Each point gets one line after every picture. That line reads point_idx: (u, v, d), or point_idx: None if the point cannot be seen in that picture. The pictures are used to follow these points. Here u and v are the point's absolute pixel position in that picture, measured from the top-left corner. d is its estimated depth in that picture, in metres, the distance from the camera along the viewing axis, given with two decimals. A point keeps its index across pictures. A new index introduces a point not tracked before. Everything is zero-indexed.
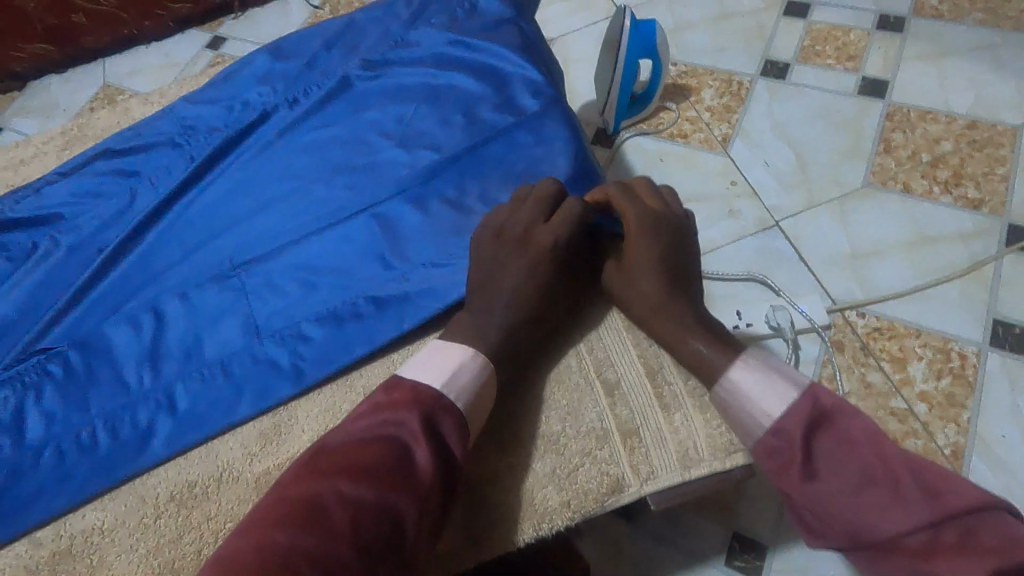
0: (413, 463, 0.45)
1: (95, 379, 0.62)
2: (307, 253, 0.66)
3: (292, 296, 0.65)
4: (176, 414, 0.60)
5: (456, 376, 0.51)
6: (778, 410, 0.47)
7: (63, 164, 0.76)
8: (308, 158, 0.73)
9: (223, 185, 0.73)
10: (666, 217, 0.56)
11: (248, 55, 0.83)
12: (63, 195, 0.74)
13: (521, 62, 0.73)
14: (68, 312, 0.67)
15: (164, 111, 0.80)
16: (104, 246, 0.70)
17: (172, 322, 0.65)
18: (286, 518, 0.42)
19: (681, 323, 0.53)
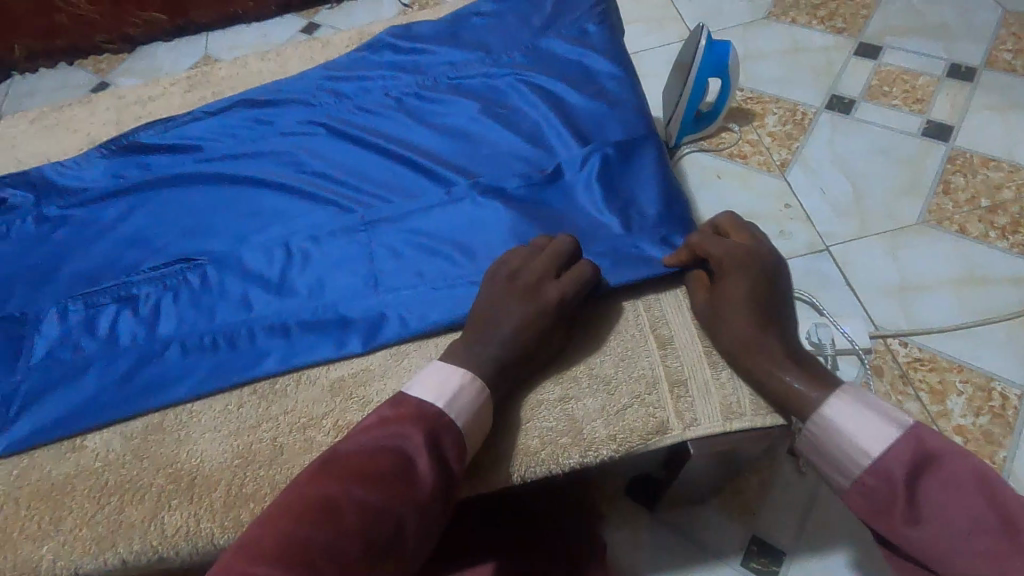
0: (417, 473, 0.47)
1: (224, 294, 0.69)
2: (436, 224, 0.70)
3: (405, 260, 0.69)
4: (288, 338, 0.66)
5: (457, 398, 0.53)
6: (877, 449, 0.46)
7: (211, 105, 0.85)
8: (416, 128, 0.78)
9: (355, 144, 0.78)
10: (764, 256, 0.58)
11: (381, 38, 0.88)
12: (206, 130, 0.83)
13: (607, 61, 0.80)
14: (195, 231, 0.74)
15: (305, 74, 0.87)
16: (238, 177, 0.77)
17: (307, 270, 0.70)
18: (302, 512, 0.43)
19: (777, 353, 0.54)
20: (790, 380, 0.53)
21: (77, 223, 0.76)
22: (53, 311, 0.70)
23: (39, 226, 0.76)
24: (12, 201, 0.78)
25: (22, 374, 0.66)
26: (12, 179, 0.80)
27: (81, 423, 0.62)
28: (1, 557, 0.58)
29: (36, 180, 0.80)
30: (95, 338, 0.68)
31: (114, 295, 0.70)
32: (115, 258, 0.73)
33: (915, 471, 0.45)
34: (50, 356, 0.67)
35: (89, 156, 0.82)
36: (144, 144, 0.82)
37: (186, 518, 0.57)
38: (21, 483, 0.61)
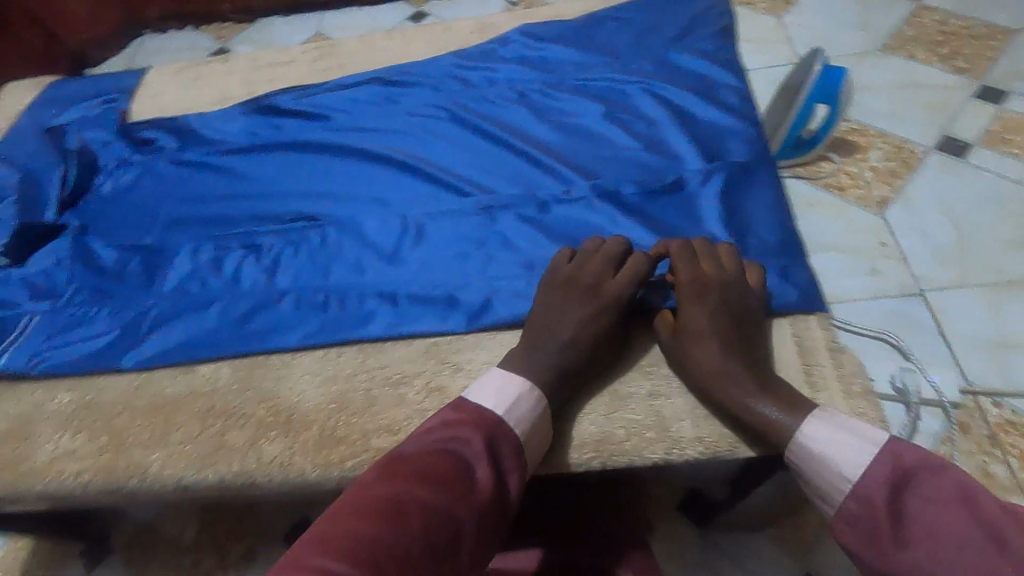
0: (477, 479, 0.46)
1: (340, 255, 0.73)
2: (549, 219, 0.71)
3: (518, 250, 0.70)
4: (397, 308, 0.68)
5: (518, 405, 0.53)
6: (855, 471, 0.46)
7: (345, 79, 0.91)
8: (533, 121, 0.80)
9: (477, 130, 0.81)
10: (728, 280, 0.60)
11: (511, 34, 0.91)
12: (337, 101, 0.89)
13: (726, 75, 0.81)
14: (318, 192, 0.79)
15: (437, 59, 0.91)
16: (365, 151, 0.81)
17: (425, 249, 0.72)
18: (365, 507, 0.41)
19: (746, 380, 0.55)
20: (759, 409, 0.53)
21: (216, 173, 0.84)
22: (188, 248, 0.77)
23: (180, 168, 0.86)
24: (159, 143, 0.90)
25: (154, 297, 0.74)
26: (166, 123, 0.92)
27: (200, 350, 0.68)
28: (117, 457, 0.64)
29: (181, 126, 0.91)
30: (221, 277, 0.74)
31: (241, 241, 0.77)
32: (244, 207, 0.80)
33: (897, 492, 0.43)
34: (179, 286, 0.74)
35: (228, 114, 0.90)
36: (283, 109, 0.89)
37: (282, 449, 0.61)
38: (138, 394, 0.67)
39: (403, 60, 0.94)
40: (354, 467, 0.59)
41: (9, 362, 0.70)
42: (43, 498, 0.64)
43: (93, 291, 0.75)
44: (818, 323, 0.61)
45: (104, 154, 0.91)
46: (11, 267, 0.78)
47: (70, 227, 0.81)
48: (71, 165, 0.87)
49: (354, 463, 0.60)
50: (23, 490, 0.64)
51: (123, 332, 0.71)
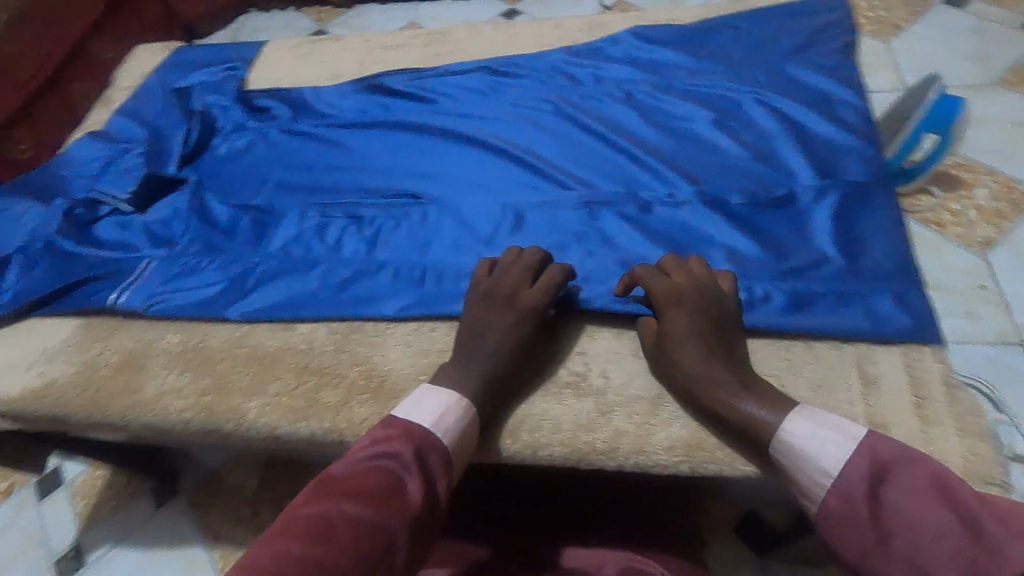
0: (407, 492, 0.45)
1: (439, 234, 0.75)
2: (651, 220, 0.70)
3: (616, 247, 0.70)
4: None
5: (444, 417, 0.53)
6: (836, 467, 0.45)
7: (454, 65, 0.94)
8: (639, 121, 0.80)
9: (582, 126, 0.81)
10: (705, 286, 0.59)
11: (621, 35, 0.91)
12: (445, 87, 0.91)
13: (846, 92, 0.78)
14: (421, 172, 0.81)
15: (545, 54, 0.92)
16: (469, 137, 0.83)
17: (522, 238, 0.72)
18: (293, 529, 0.40)
19: (729, 380, 0.54)
20: (747, 408, 0.52)
21: (324, 144, 0.88)
22: (295, 212, 0.81)
23: (291, 137, 0.90)
24: (273, 112, 0.95)
25: (259, 254, 0.77)
26: (282, 94, 0.96)
27: (301, 310, 0.71)
28: (218, 399, 0.68)
29: (296, 99, 0.95)
30: (323, 242, 0.77)
31: (344, 212, 0.80)
32: (348, 180, 0.83)
33: (875, 485, 0.44)
34: (283, 248, 0.78)
35: (342, 90, 0.94)
36: (393, 89, 0.92)
37: (372, 413, 0.63)
38: (241, 343, 0.71)
39: (509, 51, 0.95)
40: None
41: (128, 301, 0.75)
42: (146, 428, 0.69)
43: (206, 243, 0.79)
44: (934, 356, 0.58)
45: (222, 117, 0.96)
46: (135, 214, 0.85)
47: (190, 182, 0.87)
48: (193, 125, 0.93)
49: None
50: (132, 418, 0.69)
51: (228, 285, 0.75)
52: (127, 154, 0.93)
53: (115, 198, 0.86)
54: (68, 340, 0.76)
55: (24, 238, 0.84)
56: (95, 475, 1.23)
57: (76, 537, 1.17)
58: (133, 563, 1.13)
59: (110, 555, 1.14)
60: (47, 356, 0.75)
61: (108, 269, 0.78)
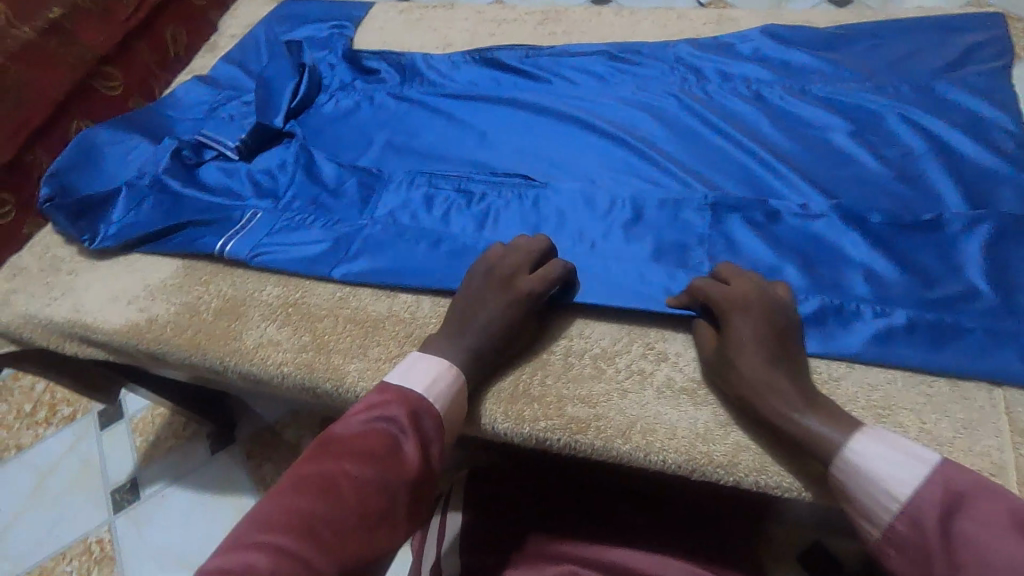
0: (404, 453, 0.49)
1: (551, 219, 0.72)
2: (782, 230, 0.66)
3: (742, 253, 0.66)
4: (606, 282, 0.66)
5: (436, 383, 0.55)
6: (904, 491, 0.44)
7: (573, 46, 0.90)
8: (770, 125, 0.76)
9: (708, 123, 0.77)
10: (768, 297, 0.56)
11: (752, 31, 0.86)
12: (561, 67, 0.88)
13: (1004, 114, 0.72)
14: (534, 152, 0.79)
15: (668, 43, 0.88)
16: (586, 122, 0.80)
17: (640, 232, 0.69)
18: (300, 485, 0.45)
19: (794, 393, 0.52)
20: (805, 420, 0.50)
21: (434, 114, 0.86)
22: (402, 180, 0.79)
23: (399, 102, 0.88)
24: (382, 75, 0.93)
25: (366, 218, 0.76)
26: (392, 57, 0.94)
27: (406, 280, 0.70)
28: (318, 357, 0.67)
29: (405, 64, 0.92)
30: (431, 214, 0.76)
31: (453, 184, 0.77)
32: (457, 153, 0.81)
33: (948, 514, 0.42)
34: (390, 215, 0.76)
35: (453, 60, 0.92)
36: (507, 65, 0.89)
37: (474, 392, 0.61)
38: (343, 304, 0.71)
39: (629, 40, 0.92)
40: (546, 428, 0.59)
41: (235, 249, 0.75)
42: (243, 377, 0.70)
43: (311, 200, 0.79)
44: None
45: (329, 74, 0.94)
46: (241, 161, 0.85)
47: (295, 136, 0.86)
48: (303, 80, 0.91)
49: (546, 425, 0.59)
50: (230, 365, 0.69)
51: (332, 245, 0.74)
52: (233, 102, 0.93)
53: (221, 144, 0.85)
54: (170, 280, 0.76)
55: (131, 173, 0.84)
56: (154, 414, 1.25)
57: (131, 471, 1.19)
58: (183, 504, 1.14)
59: (162, 493, 1.16)
60: (149, 293, 0.75)
61: (213, 215, 0.78)
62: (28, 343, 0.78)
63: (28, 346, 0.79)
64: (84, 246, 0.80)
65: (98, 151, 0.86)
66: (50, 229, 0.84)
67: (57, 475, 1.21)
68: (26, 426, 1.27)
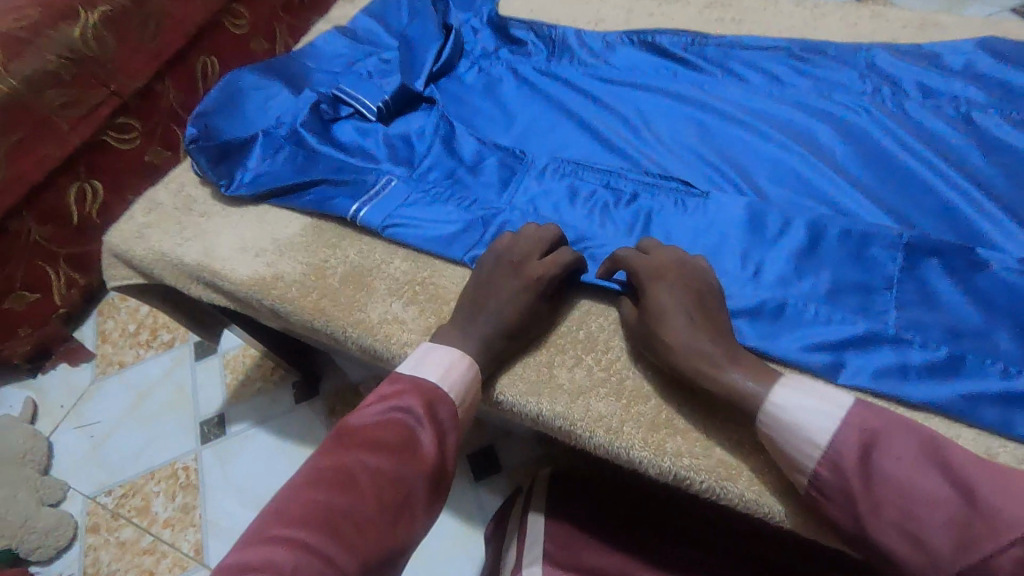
0: (422, 445, 0.48)
1: (711, 234, 0.65)
2: (993, 286, 0.57)
3: (937, 308, 0.58)
4: (776, 320, 0.59)
5: (449, 372, 0.54)
6: (823, 436, 0.44)
7: (746, 38, 0.81)
8: (978, 156, 0.65)
9: (903, 144, 0.67)
10: (683, 265, 0.57)
11: (965, 41, 0.74)
12: (732, 61, 0.79)
13: None
14: (695, 156, 0.72)
15: (859, 45, 0.77)
16: (758, 129, 0.72)
17: (814, 264, 0.61)
18: (317, 478, 0.45)
19: (719, 353, 0.51)
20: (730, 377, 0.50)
21: (584, 98, 0.80)
22: (546, 168, 0.74)
23: (546, 80, 0.83)
24: (529, 47, 0.87)
25: (504, 202, 0.72)
26: (543, 28, 0.87)
27: None
28: None
29: (556, 37, 0.86)
30: (575, 208, 0.70)
31: (600, 181, 0.72)
32: (606, 144, 0.75)
33: (865, 453, 0.43)
34: (529, 204, 0.71)
35: (608, 39, 0.85)
36: (668, 51, 0.81)
37: (610, 411, 0.57)
38: None
39: (810, 36, 0.82)
40: (690, 466, 0.53)
41: (367, 216, 0.72)
42: (362, 350, 0.68)
43: (449, 175, 0.76)
44: None
45: (472, 39, 0.91)
46: (378, 124, 0.82)
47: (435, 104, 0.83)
48: (448, 42, 0.88)
49: (689, 463, 0.53)
50: (352, 337, 0.67)
51: (465, 228, 0.70)
52: (371, 58, 0.90)
53: (361, 102, 0.83)
54: (299, 237, 0.75)
55: (270, 121, 0.83)
56: (245, 354, 1.29)
57: (220, 406, 1.23)
58: (265, 448, 1.17)
59: (246, 433, 1.19)
60: (277, 247, 0.75)
61: (348, 176, 0.76)
62: (156, 279, 0.79)
63: (155, 281, 0.80)
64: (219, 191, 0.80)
65: (240, 93, 0.85)
66: (186, 168, 0.85)
67: (154, 397, 1.27)
68: (129, 346, 1.34)
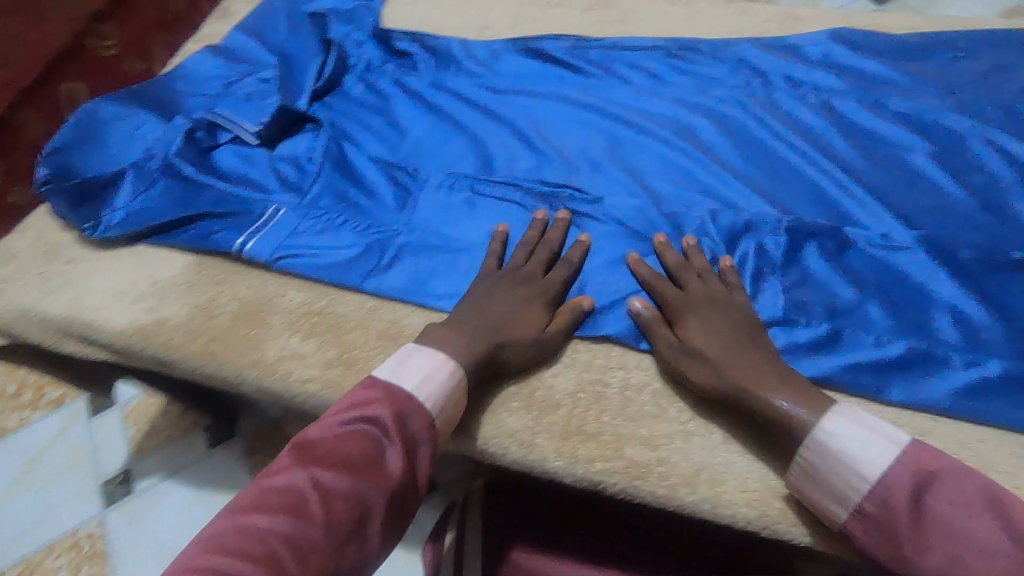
0: (387, 462, 0.45)
1: (607, 235, 0.66)
2: (856, 263, 0.62)
3: (816, 287, 0.61)
4: None
5: (431, 384, 0.50)
6: (875, 470, 0.44)
7: (626, 39, 0.83)
8: (840, 141, 0.70)
9: (774, 135, 0.71)
10: (719, 297, 0.58)
11: (820, 33, 0.80)
12: (614, 63, 0.81)
13: None
14: (584, 160, 0.73)
15: (727, 40, 0.81)
16: (644, 128, 0.74)
17: (704, 257, 0.64)
18: (263, 499, 0.41)
19: (766, 376, 0.51)
20: (784, 403, 0.49)
21: (474, 108, 0.79)
22: (439, 183, 0.72)
23: (435, 92, 0.81)
24: (415, 59, 0.85)
25: (403, 225, 0.70)
26: (427, 38, 0.86)
27: (441, 301, 0.65)
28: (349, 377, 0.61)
29: (440, 48, 0.85)
30: (472, 223, 0.70)
31: (498, 194, 0.71)
32: (500, 154, 0.74)
33: (917, 494, 0.43)
34: (428, 224, 0.70)
35: (493, 47, 0.84)
36: (553, 56, 0.82)
37: (522, 426, 0.56)
38: (372, 319, 0.65)
39: (686, 33, 0.85)
40: (602, 471, 0.54)
41: (255, 249, 0.69)
42: (260, 391, 0.63)
43: (339, 198, 0.72)
44: None
45: (355, 53, 0.88)
46: (261, 150, 0.78)
47: (321, 124, 0.79)
48: (329, 57, 0.85)
49: (602, 467, 0.54)
50: (247, 379, 0.63)
51: (363, 253, 0.68)
52: (249, 78, 0.84)
53: (239, 126, 0.78)
54: (181, 277, 0.69)
55: (139, 154, 0.77)
56: (149, 402, 1.19)
57: (124, 462, 1.13)
58: (180, 500, 1.09)
59: (157, 487, 1.10)
60: (157, 291, 0.69)
61: (230, 208, 0.71)
62: (20, 338, 0.71)
63: (20, 340, 0.72)
64: (84, 235, 0.73)
65: (100, 126, 0.78)
66: (45, 211, 0.76)
67: (45, 463, 1.14)
68: (10, 409, 1.20)
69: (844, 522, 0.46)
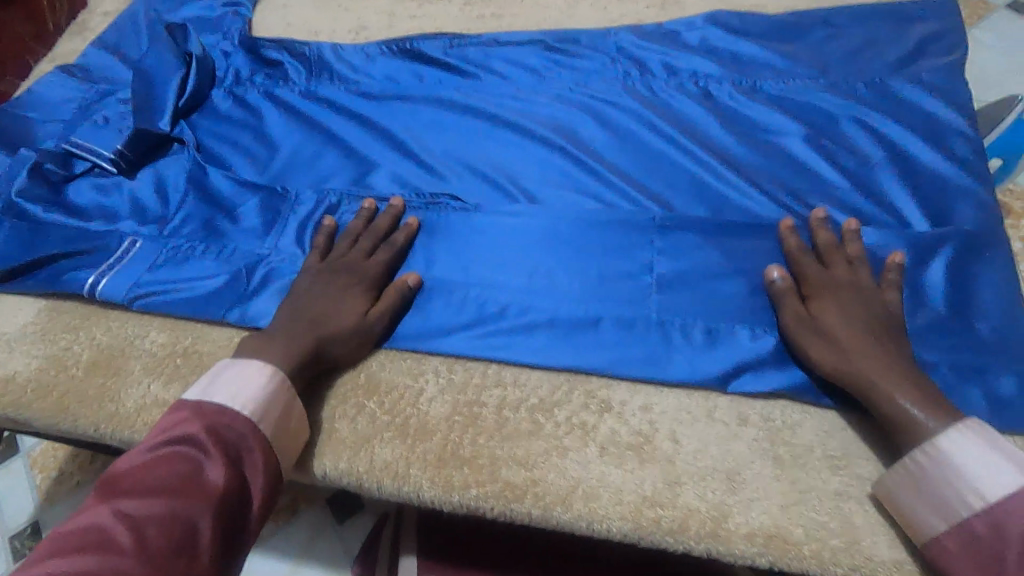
0: (205, 476, 0.44)
1: (485, 244, 0.63)
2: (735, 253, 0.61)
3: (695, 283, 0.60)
4: (552, 326, 0.59)
5: (245, 389, 0.50)
6: (998, 494, 0.44)
7: (503, 34, 0.80)
8: (718, 129, 0.69)
9: (653, 127, 0.70)
10: (863, 284, 0.55)
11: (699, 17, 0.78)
12: (492, 59, 0.78)
13: (963, 122, 0.68)
14: (462, 166, 0.70)
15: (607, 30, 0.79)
16: (523, 127, 0.71)
17: (583, 259, 0.61)
18: (61, 545, 0.39)
19: (901, 375, 0.50)
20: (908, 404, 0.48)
21: (348, 117, 0.75)
22: (311, 202, 0.68)
23: (307, 102, 0.77)
24: (285, 67, 0.80)
25: (269, 248, 0.66)
26: (297, 45, 0.81)
27: None
28: None
29: (312, 55, 0.80)
30: None
31: None
32: (376, 166, 0.71)
33: None
34: (298, 245, 0.66)
35: (367, 51, 0.80)
36: (430, 56, 0.78)
37: (395, 457, 0.54)
38: None
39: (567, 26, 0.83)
40: (478, 497, 0.52)
41: (109, 288, 0.64)
42: (123, 444, 0.59)
43: (204, 225, 0.68)
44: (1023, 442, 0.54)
45: (222, 65, 0.82)
46: (121, 177, 0.72)
47: (186, 143, 0.74)
48: (192, 72, 0.78)
49: (477, 494, 0.52)
50: (107, 433, 0.59)
51: (228, 283, 0.64)
52: (109, 99, 0.78)
53: (94, 154, 0.72)
54: (32, 326, 0.64)
55: None
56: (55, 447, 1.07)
57: (31, 515, 1.00)
58: None
59: None
60: (5, 344, 0.63)
61: (83, 245, 0.66)
62: None
63: None
64: None
65: None
66: None
67: None
68: None
69: (941, 538, 0.46)
